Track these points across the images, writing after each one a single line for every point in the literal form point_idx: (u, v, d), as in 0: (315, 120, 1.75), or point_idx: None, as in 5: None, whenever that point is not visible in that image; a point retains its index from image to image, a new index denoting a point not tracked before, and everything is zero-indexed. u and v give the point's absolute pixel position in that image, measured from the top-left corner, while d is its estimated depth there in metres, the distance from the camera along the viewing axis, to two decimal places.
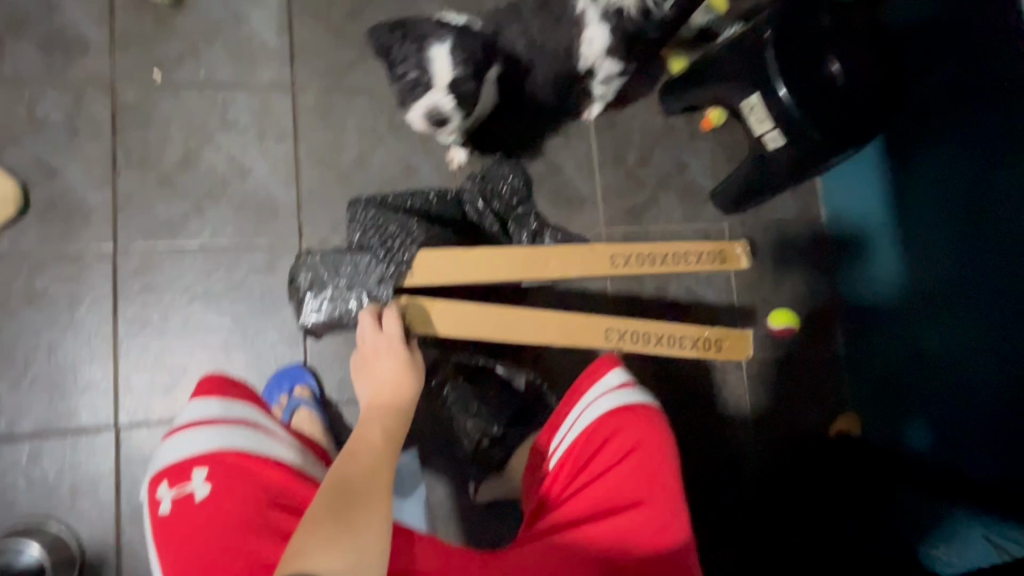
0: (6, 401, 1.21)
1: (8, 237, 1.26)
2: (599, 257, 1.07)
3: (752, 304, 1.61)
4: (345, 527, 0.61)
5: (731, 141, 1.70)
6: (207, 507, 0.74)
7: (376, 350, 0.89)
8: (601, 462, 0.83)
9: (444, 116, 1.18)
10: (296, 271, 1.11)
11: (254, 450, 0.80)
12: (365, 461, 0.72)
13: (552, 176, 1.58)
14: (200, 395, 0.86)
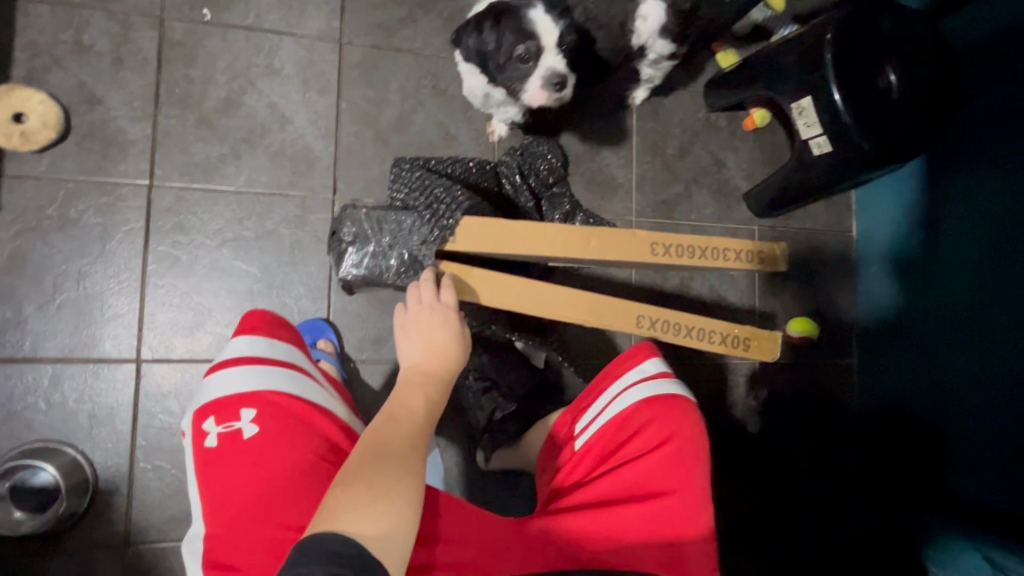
0: (32, 323, 1.22)
1: (45, 161, 1.25)
2: (639, 243, 1.08)
3: (773, 309, 1.60)
4: (374, 489, 0.61)
5: (771, 144, 1.68)
6: (259, 446, 0.76)
7: (425, 314, 0.89)
8: (628, 451, 0.86)
9: (564, 77, 1.23)
10: (337, 223, 1.15)
11: (303, 396, 0.82)
12: (400, 427, 0.72)
13: (590, 159, 1.56)
14: (244, 331, 0.85)
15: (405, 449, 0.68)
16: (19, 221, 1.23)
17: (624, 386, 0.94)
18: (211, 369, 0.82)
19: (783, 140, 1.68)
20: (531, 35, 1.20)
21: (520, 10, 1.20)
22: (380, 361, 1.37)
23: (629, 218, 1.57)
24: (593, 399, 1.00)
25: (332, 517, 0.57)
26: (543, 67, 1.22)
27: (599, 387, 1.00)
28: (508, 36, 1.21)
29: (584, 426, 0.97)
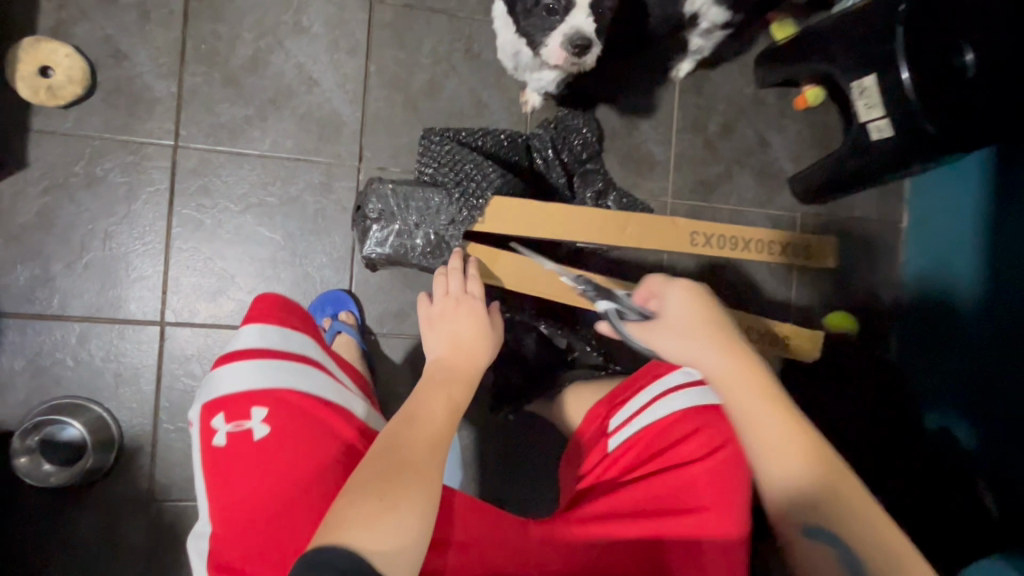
0: (60, 281, 1.22)
1: (73, 117, 1.23)
2: (677, 231, 1.06)
3: (811, 302, 1.53)
4: (384, 504, 0.59)
5: (824, 125, 1.56)
6: (268, 445, 0.74)
7: (454, 307, 0.86)
8: (669, 458, 0.86)
9: (587, 39, 1.14)
10: (362, 198, 1.09)
11: (315, 390, 0.81)
12: (419, 429, 0.69)
13: (628, 134, 1.48)
14: (255, 322, 0.85)
15: (421, 455, 0.65)
16: (47, 177, 1.22)
17: (666, 391, 0.94)
18: (222, 363, 0.81)
19: (837, 122, 1.57)
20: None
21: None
22: (401, 336, 1.34)
23: (665, 199, 1.50)
24: (631, 400, 1.00)
25: (339, 532, 0.56)
26: (568, 24, 1.13)
27: (638, 391, 1.00)
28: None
29: (619, 426, 0.96)
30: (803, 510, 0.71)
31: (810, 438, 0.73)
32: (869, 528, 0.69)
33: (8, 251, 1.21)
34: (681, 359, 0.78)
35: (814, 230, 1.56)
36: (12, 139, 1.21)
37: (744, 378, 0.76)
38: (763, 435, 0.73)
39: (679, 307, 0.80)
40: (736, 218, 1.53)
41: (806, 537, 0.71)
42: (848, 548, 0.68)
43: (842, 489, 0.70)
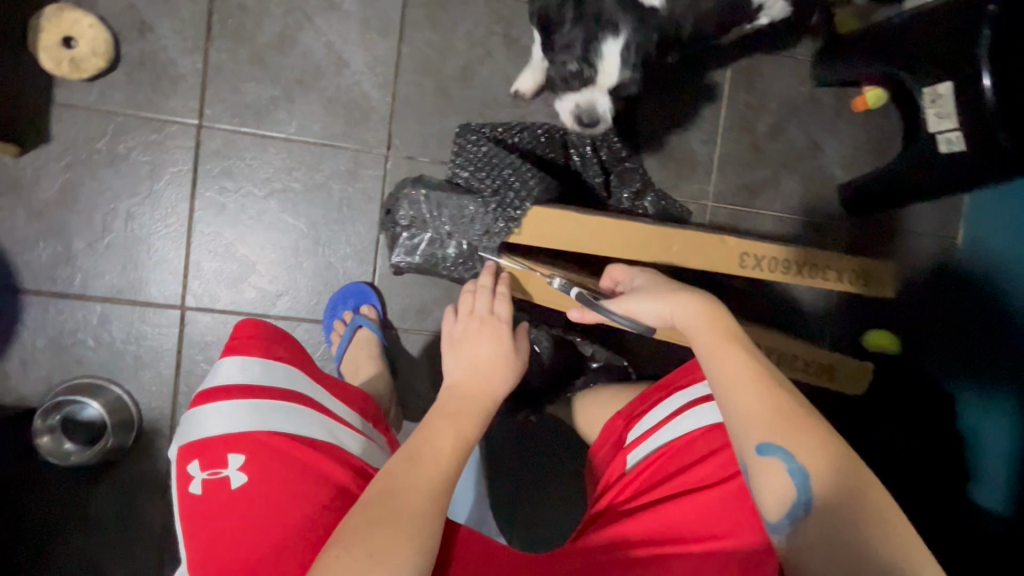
0: (82, 260, 1.20)
1: (95, 91, 1.19)
2: (727, 252, 1.01)
3: (852, 317, 1.45)
4: (371, 560, 0.58)
5: (882, 130, 1.46)
6: (246, 496, 0.67)
7: (475, 328, 0.86)
8: (687, 478, 0.79)
9: (596, 118, 1.11)
10: (395, 203, 1.14)
11: (299, 431, 0.73)
12: (418, 471, 0.67)
13: (670, 131, 1.40)
14: (236, 354, 0.78)
15: (417, 505, 0.64)
16: (69, 153, 1.19)
17: (685, 405, 0.89)
18: (199, 402, 0.75)
19: (896, 127, 1.46)
20: (593, 64, 1.04)
21: (600, 31, 1.01)
22: (423, 332, 1.31)
23: (704, 202, 1.42)
24: (648, 413, 0.94)
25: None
26: (585, 95, 1.09)
27: (655, 405, 0.94)
28: (576, 45, 1.04)
29: (633, 443, 0.91)
30: (758, 433, 0.66)
31: (764, 371, 0.69)
32: (820, 451, 0.64)
33: (30, 227, 1.19)
34: (660, 320, 0.77)
35: (860, 242, 1.47)
36: (33, 112, 1.17)
37: (709, 322, 0.73)
38: (729, 367, 0.70)
39: (646, 281, 0.82)
40: (780, 225, 1.45)
41: (756, 460, 0.65)
42: (801, 470, 0.63)
43: (799, 417, 0.66)
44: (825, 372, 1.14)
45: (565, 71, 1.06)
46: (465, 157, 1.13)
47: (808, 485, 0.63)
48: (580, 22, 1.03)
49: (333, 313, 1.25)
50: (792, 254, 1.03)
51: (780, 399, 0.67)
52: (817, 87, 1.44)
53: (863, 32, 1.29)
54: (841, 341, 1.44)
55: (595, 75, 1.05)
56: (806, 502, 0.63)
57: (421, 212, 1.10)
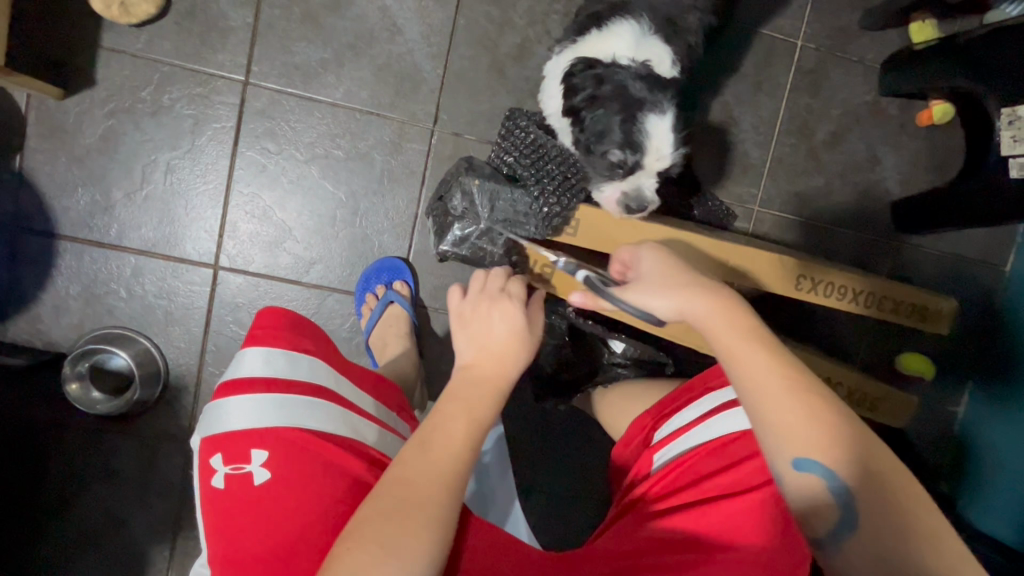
0: (120, 210, 1.19)
1: (143, 38, 1.16)
2: (783, 272, 1.07)
3: (890, 336, 1.41)
4: (383, 552, 0.55)
5: (945, 148, 1.40)
6: (271, 491, 0.66)
7: (492, 305, 0.75)
8: (718, 483, 0.72)
9: (646, 204, 1.04)
10: (447, 190, 1.15)
11: (324, 426, 0.72)
12: (431, 460, 0.63)
13: (724, 129, 1.35)
14: (259, 346, 0.75)
15: (427, 496, 0.60)
16: (113, 100, 1.17)
17: (720, 403, 0.81)
18: (220, 394, 0.72)
19: (960, 146, 1.40)
20: (639, 145, 1.00)
21: (642, 111, 0.99)
22: None
23: (751, 206, 1.37)
24: (677, 413, 0.87)
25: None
26: (632, 184, 1.03)
27: (688, 404, 0.86)
28: (615, 130, 1.00)
29: (662, 441, 0.85)
30: (792, 448, 0.59)
31: (796, 373, 0.62)
32: (858, 461, 0.60)
33: (69, 171, 1.17)
34: (673, 312, 0.68)
35: (908, 262, 1.42)
36: (80, 55, 1.15)
37: (728, 319, 0.65)
38: (757, 373, 0.62)
39: (651, 267, 0.73)
40: (828, 238, 1.40)
41: (790, 475, 0.60)
42: (842, 486, 0.59)
43: (837, 425, 0.60)
44: (868, 402, 1.15)
45: (608, 159, 1.02)
46: (512, 142, 1.17)
47: (851, 501, 0.59)
48: (615, 104, 0.99)
49: (366, 287, 1.22)
50: (848, 282, 1.09)
51: (816, 408, 0.60)
52: (882, 96, 1.39)
53: (937, 43, 1.24)
54: (876, 361, 1.40)
55: (645, 156, 1.00)
56: (851, 518, 0.59)
57: (473, 203, 1.12)
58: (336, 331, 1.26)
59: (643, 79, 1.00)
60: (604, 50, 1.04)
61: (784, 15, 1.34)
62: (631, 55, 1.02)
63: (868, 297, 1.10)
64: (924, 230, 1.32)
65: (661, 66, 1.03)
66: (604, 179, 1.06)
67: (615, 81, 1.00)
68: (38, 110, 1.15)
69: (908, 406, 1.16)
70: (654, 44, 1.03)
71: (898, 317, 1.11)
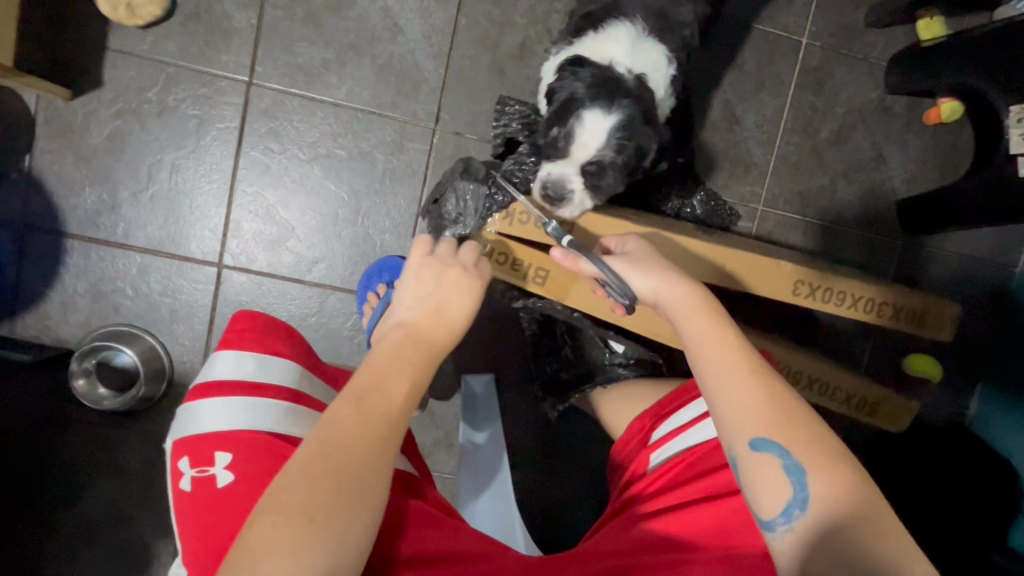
0: (127, 208, 1.21)
1: (149, 39, 1.18)
2: (782, 278, 1.05)
3: (896, 337, 1.39)
4: (313, 523, 0.54)
5: (953, 146, 1.38)
6: (232, 493, 0.64)
7: (452, 270, 0.74)
8: (711, 483, 0.72)
9: (563, 194, 1.01)
10: (442, 194, 1.16)
11: (289, 430, 0.72)
12: (364, 420, 0.62)
13: (727, 128, 1.34)
14: (228, 350, 0.77)
15: (351, 449, 0.59)
16: (119, 100, 1.18)
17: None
18: (192, 397, 0.73)
19: (968, 144, 1.38)
20: (571, 134, 1.04)
21: (591, 101, 1.02)
22: None
23: (755, 205, 1.36)
24: (675, 413, 0.86)
25: (261, 565, 0.51)
26: (557, 169, 1.04)
27: (685, 405, 0.85)
28: (561, 115, 1.04)
29: (659, 440, 0.84)
30: (748, 425, 0.58)
31: (756, 358, 0.63)
32: (817, 445, 0.58)
33: (77, 171, 1.19)
34: (648, 291, 0.71)
35: (914, 263, 1.40)
36: (87, 56, 1.17)
37: (698, 302, 0.67)
38: (715, 350, 0.63)
39: (642, 251, 0.76)
40: (833, 238, 1.38)
41: (747, 453, 0.58)
42: (797, 468, 0.56)
43: (792, 404, 0.60)
44: (868, 407, 1.14)
45: (547, 141, 1.07)
46: (501, 128, 1.19)
47: (804, 483, 0.56)
48: (570, 90, 1.03)
49: (368, 286, 1.21)
50: (847, 288, 1.07)
51: (773, 387, 0.60)
52: (888, 94, 1.37)
53: (943, 40, 1.22)
54: (882, 363, 1.38)
55: (572, 145, 1.04)
56: (802, 503, 0.56)
57: (465, 206, 1.11)
58: (338, 330, 1.27)
59: (612, 78, 1.03)
60: (603, 52, 1.05)
61: (788, 13, 1.33)
62: (629, 61, 1.05)
63: (866, 301, 1.09)
64: (932, 231, 1.31)
65: (642, 77, 1.04)
66: (543, 159, 1.09)
67: (580, 67, 1.04)
68: (47, 111, 1.17)
69: (906, 411, 1.14)
70: (651, 48, 1.05)
71: (898, 323, 1.10)
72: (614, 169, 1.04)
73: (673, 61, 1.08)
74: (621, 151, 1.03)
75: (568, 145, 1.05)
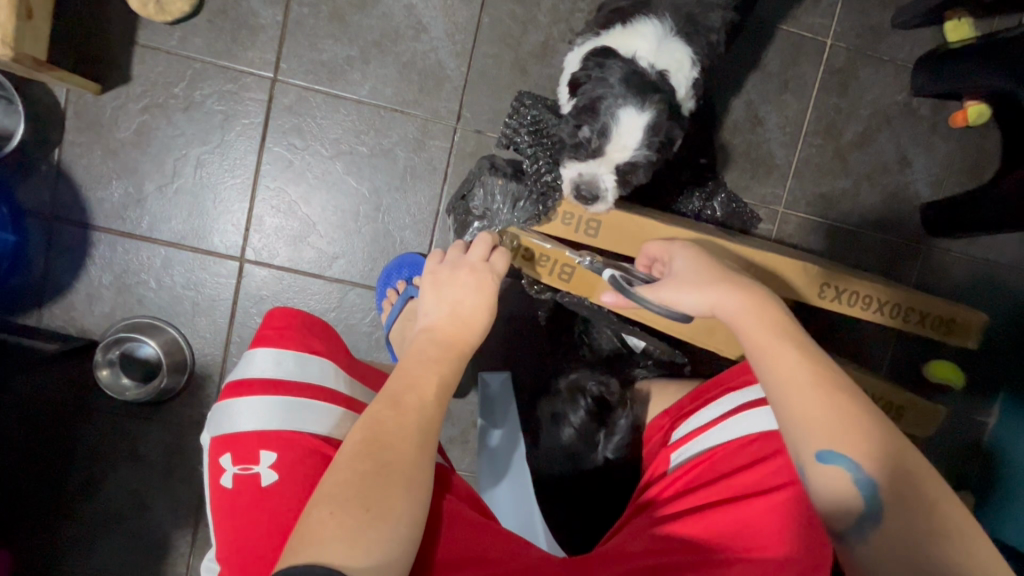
0: (152, 202, 1.22)
1: (177, 35, 1.19)
2: (809, 281, 1.05)
3: (918, 341, 1.37)
4: (367, 514, 0.55)
5: (978, 150, 1.36)
6: (275, 492, 0.65)
7: (462, 271, 0.77)
8: (733, 485, 0.71)
9: (597, 194, 1.03)
10: (469, 189, 1.16)
11: (330, 432, 0.73)
12: (403, 418, 0.63)
13: (750, 129, 1.33)
14: (269, 347, 0.76)
15: (404, 450, 0.61)
16: (147, 95, 1.20)
17: (739, 406, 0.79)
18: (229, 394, 0.73)
19: (994, 149, 1.36)
20: (605, 131, 1.02)
21: (622, 99, 1.01)
22: None
23: (776, 207, 1.35)
24: (696, 413, 0.86)
25: (318, 551, 0.52)
26: (589, 169, 1.04)
27: (707, 406, 0.84)
28: (594, 112, 1.03)
29: (679, 441, 0.83)
30: (817, 436, 0.57)
31: (821, 366, 0.61)
32: (885, 455, 0.57)
33: (105, 164, 1.21)
34: (703, 308, 0.70)
35: (937, 268, 1.38)
36: (117, 52, 1.19)
37: (757, 318, 0.65)
38: (779, 360, 0.61)
39: (690, 268, 0.75)
40: (854, 241, 1.37)
41: (810, 464, 0.58)
42: (867, 481, 0.56)
43: (862, 414, 0.58)
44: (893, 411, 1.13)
45: (578, 137, 1.06)
46: (518, 117, 1.19)
47: (876, 497, 0.56)
48: (602, 86, 1.02)
49: (387, 282, 1.22)
50: (873, 292, 1.06)
51: (839, 394, 0.59)
52: (914, 96, 1.35)
53: (970, 43, 1.21)
54: (902, 368, 1.37)
55: (606, 143, 1.03)
56: (876, 517, 0.55)
57: (494, 203, 1.13)
58: (356, 325, 1.28)
59: (641, 73, 1.02)
60: (627, 47, 1.04)
61: (813, 13, 1.32)
62: (653, 57, 1.03)
63: (892, 306, 1.08)
64: (960, 234, 1.27)
65: (669, 73, 1.03)
66: (570, 157, 1.08)
67: (607, 63, 1.03)
68: (76, 104, 1.19)
69: (934, 417, 1.13)
70: (676, 48, 1.04)
71: (926, 330, 1.09)
72: (646, 166, 1.04)
73: (697, 63, 1.06)
74: (652, 147, 1.03)
75: (601, 142, 1.04)
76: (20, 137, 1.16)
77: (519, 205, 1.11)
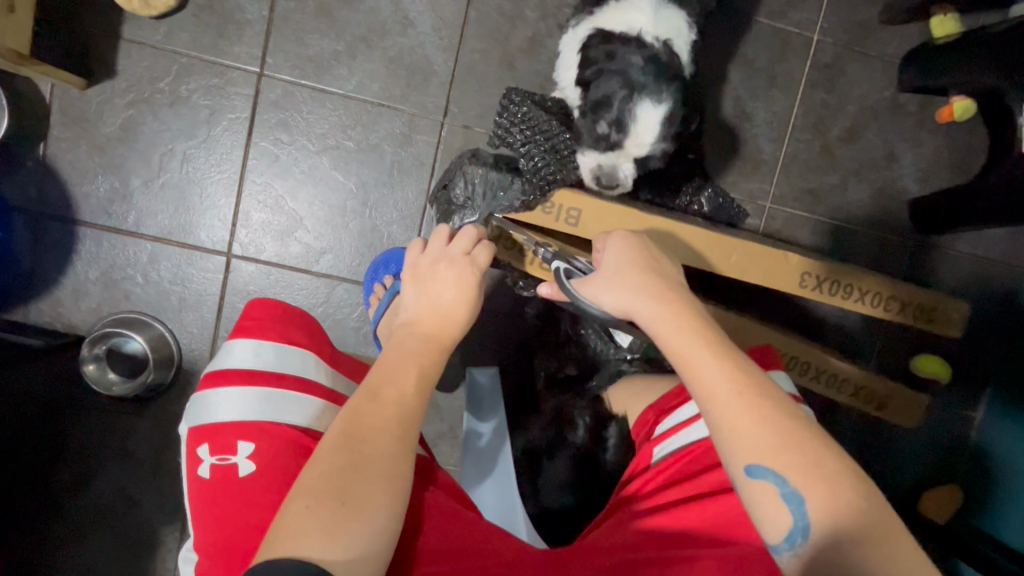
0: (139, 197, 1.22)
1: (163, 30, 1.19)
2: (788, 271, 1.05)
3: (904, 336, 1.37)
4: (345, 508, 0.55)
5: (965, 146, 1.37)
6: (252, 484, 0.66)
7: (450, 265, 0.77)
8: (711, 479, 0.70)
9: (616, 183, 1.05)
10: (450, 178, 1.17)
11: (309, 422, 0.73)
12: (381, 410, 0.63)
13: (737, 124, 1.34)
14: (249, 338, 0.76)
15: (381, 445, 0.61)
16: (133, 90, 1.20)
17: None
18: (207, 384, 0.73)
19: (981, 144, 1.36)
20: (625, 125, 1.00)
21: (639, 92, 0.99)
22: None
23: (763, 202, 1.35)
24: (678, 407, 0.85)
25: (296, 544, 0.52)
26: (609, 160, 1.03)
27: (688, 399, 0.83)
28: (612, 104, 1.01)
29: (660, 436, 0.82)
30: (742, 452, 0.57)
31: (744, 376, 0.60)
32: (814, 463, 0.56)
33: (91, 159, 1.21)
34: (619, 313, 0.69)
35: (924, 263, 1.38)
36: (102, 46, 1.18)
37: (679, 326, 0.64)
38: (701, 373, 0.61)
39: (615, 266, 0.72)
40: (842, 237, 1.37)
41: (741, 479, 0.57)
42: (795, 495, 0.55)
43: (785, 425, 0.58)
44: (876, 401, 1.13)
45: (595, 130, 1.03)
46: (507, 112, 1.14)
47: (804, 512, 0.55)
48: (620, 78, 1.00)
49: (375, 277, 1.22)
50: (856, 281, 1.07)
51: (761, 407, 0.58)
52: (901, 92, 1.36)
53: (956, 38, 1.21)
54: (888, 363, 1.37)
55: (626, 137, 1.01)
56: (803, 531, 0.55)
57: (474, 191, 1.13)
58: (344, 320, 1.28)
59: (656, 61, 1.01)
60: (627, 20, 1.04)
61: (800, 9, 1.32)
62: (653, 27, 1.03)
63: (871, 295, 1.08)
64: (946, 229, 1.28)
65: (676, 48, 1.03)
66: (586, 148, 1.05)
67: (622, 54, 1.01)
68: (61, 99, 1.18)
69: (917, 408, 1.14)
70: (673, 14, 1.05)
71: (906, 318, 1.10)
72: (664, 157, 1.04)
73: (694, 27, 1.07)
74: (670, 137, 1.02)
75: (619, 135, 1.01)
76: (5, 131, 1.16)
77: (498, 196, 1.10)
